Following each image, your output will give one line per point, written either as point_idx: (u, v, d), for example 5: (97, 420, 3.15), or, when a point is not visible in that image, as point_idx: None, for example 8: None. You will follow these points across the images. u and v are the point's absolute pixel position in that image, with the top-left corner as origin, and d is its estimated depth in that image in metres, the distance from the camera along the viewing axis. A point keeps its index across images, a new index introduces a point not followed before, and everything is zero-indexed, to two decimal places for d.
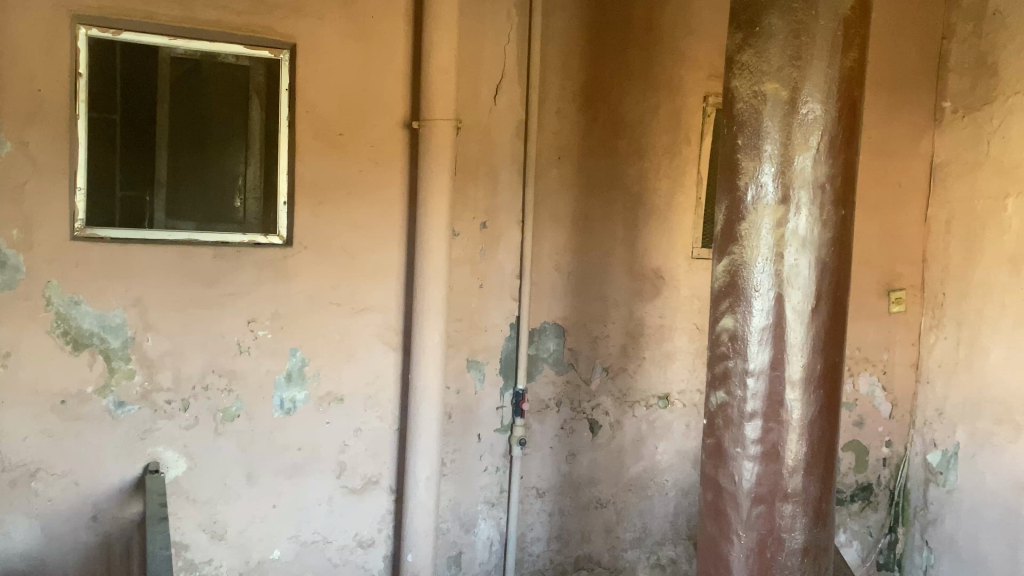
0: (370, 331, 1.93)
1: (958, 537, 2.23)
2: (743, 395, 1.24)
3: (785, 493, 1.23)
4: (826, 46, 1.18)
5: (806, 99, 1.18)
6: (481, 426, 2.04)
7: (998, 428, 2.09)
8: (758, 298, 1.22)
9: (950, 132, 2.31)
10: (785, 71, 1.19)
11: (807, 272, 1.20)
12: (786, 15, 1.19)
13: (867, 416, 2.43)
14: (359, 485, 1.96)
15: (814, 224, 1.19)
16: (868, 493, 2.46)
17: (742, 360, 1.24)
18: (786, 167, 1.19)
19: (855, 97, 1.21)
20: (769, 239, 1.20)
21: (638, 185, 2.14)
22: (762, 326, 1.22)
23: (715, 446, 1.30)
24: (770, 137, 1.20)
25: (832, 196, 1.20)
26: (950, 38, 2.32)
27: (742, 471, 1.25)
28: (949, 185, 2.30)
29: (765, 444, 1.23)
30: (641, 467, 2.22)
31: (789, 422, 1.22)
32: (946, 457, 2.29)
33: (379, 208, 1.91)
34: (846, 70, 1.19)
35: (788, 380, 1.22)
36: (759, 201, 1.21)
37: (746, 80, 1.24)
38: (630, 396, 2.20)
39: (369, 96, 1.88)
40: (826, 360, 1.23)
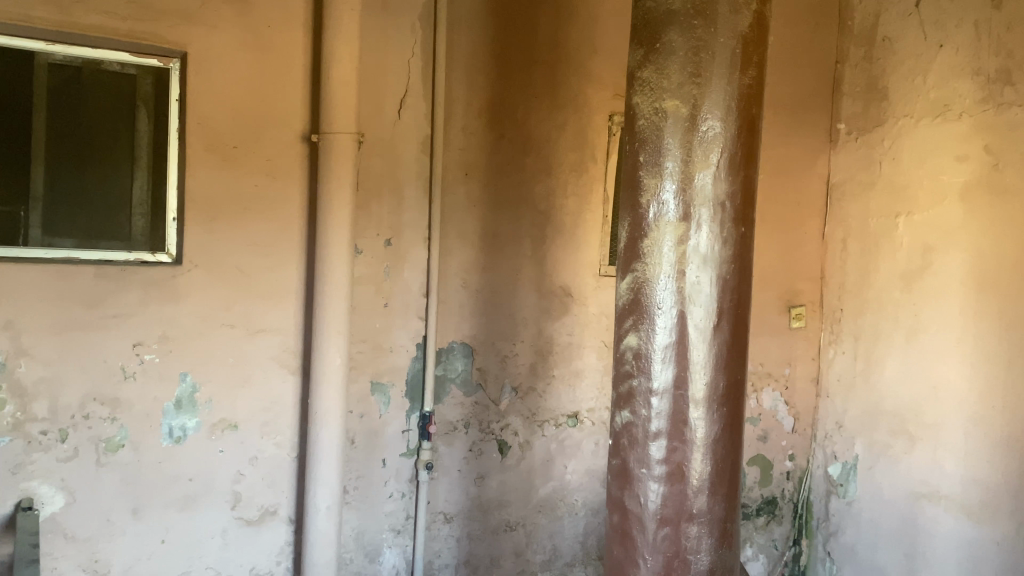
0: (267, 354, 1.85)
1: (858, 548, 2.28)
2: (647, 414, 1.23)
3: (690, 514, 1.21)
4: (726, 62, 1.18)
5: (705, 116, 1.18)
6: (385, 451, 1.98)
7: (894, 440, 2.15)
8: (661, 315, 1.21)
9: (845, 154, 2.37)
10: (685, 88, 1.19)
11: (709, 289, 1.19)
12: (686, 32, 1.18)
13: (771, 430, 2.47)
14: (256, 516, 1.86)
15: (714, 241, 1.19)
16: (773, 506, 2.50)
17: (646, 378, 1.23)
18: (687, 185, 1.19)
19: (754, 115, 1.21)
20: (671, 256, 1.20)
21: (545, 204, 2.12)
22: (665, 344, 1.21)
23: (620, 468, 1.28)
24: (671, 154, 1.20)
25: (732, 214, 1.20)
26: (844, 62, 2.39)
27: (647, 492, 1.23)
28: (845, 204, 2.37)
29: (669, 464, 1.21)
30: (551, 487, 2.18)
31: (693, 440, 1.21)
32: (846, 469, 2.34)
33: (276, 225, 1.84)
34: (746, 88, 1.19)
35: (691, 398, 1.21)
36: (660, 218, 1.21)
37: (647, 97, 1.23)
38: (539, 416, 2.16)
39: (266, 110, 1.81)
40: (729, 377, 1.23)
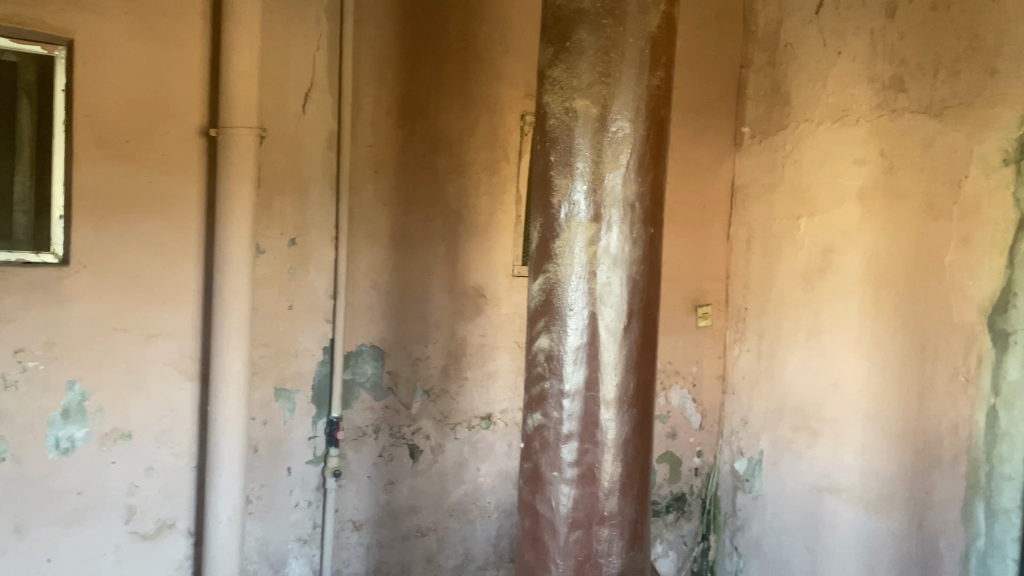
0: (163, 360, 1.76)
1: (763, 541, 2.33)
2: (559, 417, 1.21)
3: (601, 517, 1.21)
4: (635, 62, 1.18)
5: (615, 116, 1.17)
6: (290, 459, 1.91)
7: (797, 435, 2.21)
8: (572, 316, 1.19)
9: (749, 156, 2.42)
10: (595, 88, 1.18)
11: (619, 290, 1.19)
12: (595, 31, 1.18)
13: (679, 428, 2.50)
14: (152, 530, 1.78)
15: (624, 242, 1.19)
16: (682, 503, 2.54)
17: (558, 381, 1.21)
18: (597, 185, 1.18)
19: (663, 116, 1.21)
20: (583, 256, 1.19)
21: (457, 203, 2.08)
22: (577, 345, 1.20)
23: (532, 471, 1.26)
24: (581, 154, 1.19)
25: (642, 215, 1.20)
26: (748, 67, 2.44)
27: (558, 496, 1.22)
28: (750, 206, 2.42)
29: (580, 466, 1.20)
30: (463, 491, 2.15)
31: (604, 442, 1.20)
32: (752, 464, 2.39)
33: (172, 223, 1.75)
34: (655, 88, 1.19)
35: (602, 400, 1.20)
36: (571, 218, 1.19)
37: (557, 96, 1.21)
38: (451, 419, 2.12)
39: (161, 102, 1.72)
40: (639, 378, 1.22)
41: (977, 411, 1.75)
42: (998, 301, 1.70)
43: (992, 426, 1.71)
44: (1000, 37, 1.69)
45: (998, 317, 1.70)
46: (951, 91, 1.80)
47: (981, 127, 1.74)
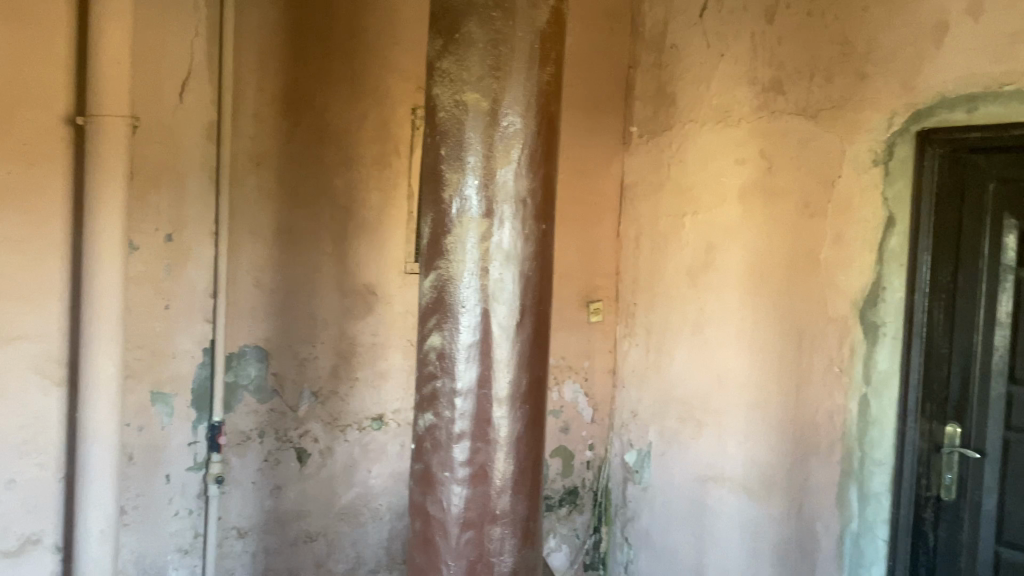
0: (24, 364, 1.64)
1: (653, 532, 2.38)
2: (451, 416, 1.19)
3: (493, 515, 1.20)
4: (525, 57, 1.17)
5: (506, 111, 1.16)
6: (169, 466, 1.82)
7: (683, 426, 2.27)
8: (465, 314, 1.17)
9: (637, 155, 2.44)
10: (485, 81, 1.16)
11: (512, 286, 1.18)
12: (485, 24, 1.16)
13: (572, 422, 2.50)
14: (15, 546, 1.65)
15: (516, 239, 1.18)
16: (574, 496, 2.52)
17: (450, 379, 1.19)
18: (489, 180, 1.17)
19: (553, 112, 1.21)
20: (475, 253, 1.17)
21: (346, 198, 2.02)
22: (469, 343, 1.18)
23: (423, 472, 1.23)
24: (472, 149, 1.17)
25: (533, 211, 1.19)
26: (636, 67, 2.45)
27: (450, 496, 1.19)
28: (638, 203, 2.44)
29: (472, 465, 1.19)
30: (353, 494, 2.10)
31: (497, 440, 1.19)
32: (640, 456, 2.42)
33: (32, 218, 1.63)
34: (545, 84, 1.19)
35: (495, 397, 1.19)
36: (463, 214, 1.17)
37: (447, 88, 1.19)
38: (340, 421, 2.07)
39: (18, 87, 1.59)
40: (531, 374, 1.22)
41: (851, 399, 1.88)
42: (870, 294, 1.84)
43: (864, 413, 1.86)
44: (871, 43, 1.83)
45: (869, 310, 1.85)
46: (825, 95, 1.92)
47: (854, 128, 1.86)
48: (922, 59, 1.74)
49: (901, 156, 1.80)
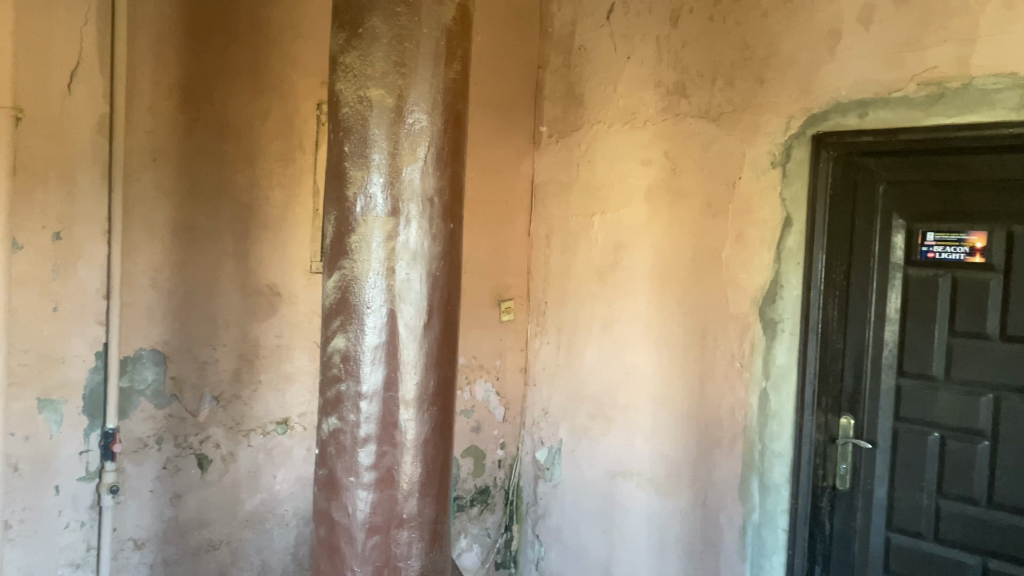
0: None
1: (563, 528, 2.40)
2: (356, 420, 1.17)
3: (400, 520, 1.18)
4: (431, 54, 1.15)
5: (411, 108, 1.15)
6: (58, 476, 1.71)
7: (592, 423, 2.29)
8: (370, 315, 1.15)
9: (547, 155, 2.44)
10: (390, 77, 1.14)
11: (419, 286, 1.16)
12: (390, 19, 1.14)
13: (483, 421, 2.43)
14: None
15: (424, 238, 1.16)
16: (486, 496, 2.46)
17: (355, 382, 1.17)
18: (394, 178, 1.15)
19: (459, 110, 1.20)
20: (380, 252, 1.15)
21: (247, 196, 1.96)
22: (375, 345, 1.16)
23: (327, 478, 1.21)
24: (377, 145, 1.15)
25: (440, 209, 1.18)
26: (545, 67, 2.46)
27: (356, 501, 1.17)
28: (548, 204, 2.44)
29: (379, 469, 1.17)
30: (258, 500, 2.05)
31: (403, 443, 1.17)
32: (551, 453, 2.43)
33: None
34: (451, 82, 1.18)
35: (401, 400, 1.17)
36: (368, 212, 1.15)
37: (350, 83, 1.16)
38: (243, 425, 2.01)
39: None
40: (439, 375, 1.20)
41: (751, 393, 1.94)
42: (768, 292, 1.90)
43: (764, 407, 1.92)
44: (769, 49, 1.89)
45: (768, 307, 1.91)
46: (726, 98, 1.97)
47: (754, 131, 1.92)
48: (817, 65, 1.82)
49: (797, 158, 1.86)
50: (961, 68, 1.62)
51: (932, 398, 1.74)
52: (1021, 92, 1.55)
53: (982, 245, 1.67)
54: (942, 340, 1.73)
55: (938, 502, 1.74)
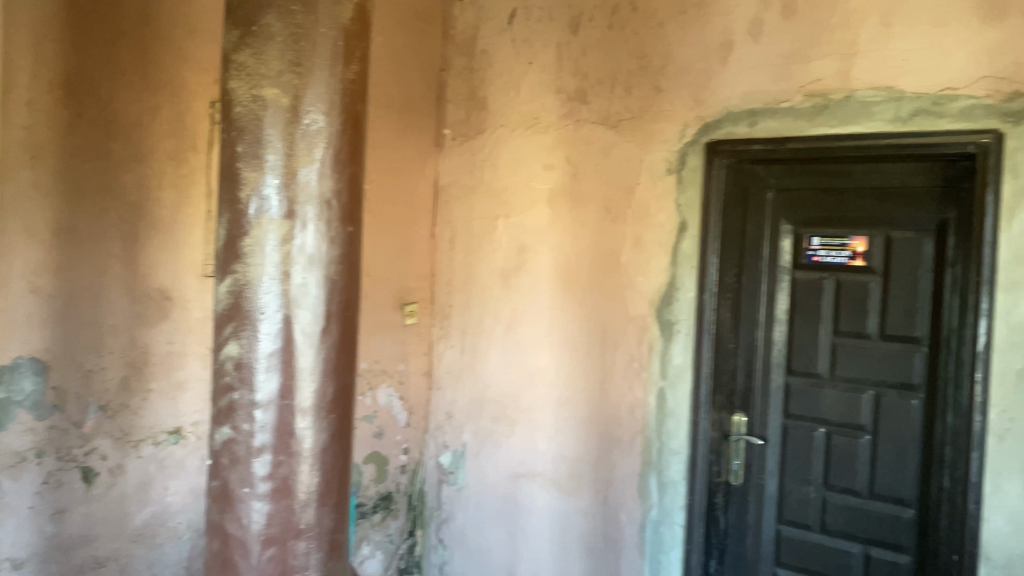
0: None
1: (467, 532, 2.35)
2: (250, 429, 1.13)
3: (297, 530, 1.15)
4: (328, 54, 1.13)
5: (308, 108, 1.12)
6: None
7: (497, 425, 2.26)
8: (265, 321, 1.12)
9: (450, 159, 2.36)
10: (285, 77, 1.11)
11: (316, 291, 1.14)
12: (285, 17, 1.11)
13: (386, 427, 2.31)
14: None
15: (321, 241, 1.14)
16: (388, 502, 2.35)
17: (249, 391, 1.13)
18: (290, 180, 1.12)
19: (358, 112, 1.18)
20: (275, 256, 1.12)
21: (135, 195, 1.81)
22: (270, 352, 1.13)
23: (220, 489, 1.16)
24: (272, 146, 1.12)
25: (338, 212, 1.16)
26: (448, 70, 2.37)
27: (251, 513, 1.14)
28: (452, 206, 2.36)
29: (274, 480, 1.14)
30: (148, 512, 1.89)
31: (301, 453, 1.15)
32: (456, 456, 2.36)
33: None
34: (349, 83, 1.16)
35: (297, 408, 1.14)
36: (262, 214, 1.12)
37: (243, 82, 1.13)
38: (132, 436, 1.85)
39: None
40: (338, 383, 1.18)
41: (650, 393, 1.98)
42: (664, 294, 1.96)
43: (661, 406, 1.97)
44: (665, 58, 1.95)
45: (665, 309, 1.96)
46: (624, 106, 2.01)
47: (652, 138, 1.97)
48: (710, 75, 1.88)
49: (692, 165, 1.92)
50: (843, 81, 1.71)
51: (818, 395, 1.89)
52: (896, 105, 1.65)
53: (864, 249, 1.83)
54: (826, 340, 1.88)
55: (824, 495, 1.88)
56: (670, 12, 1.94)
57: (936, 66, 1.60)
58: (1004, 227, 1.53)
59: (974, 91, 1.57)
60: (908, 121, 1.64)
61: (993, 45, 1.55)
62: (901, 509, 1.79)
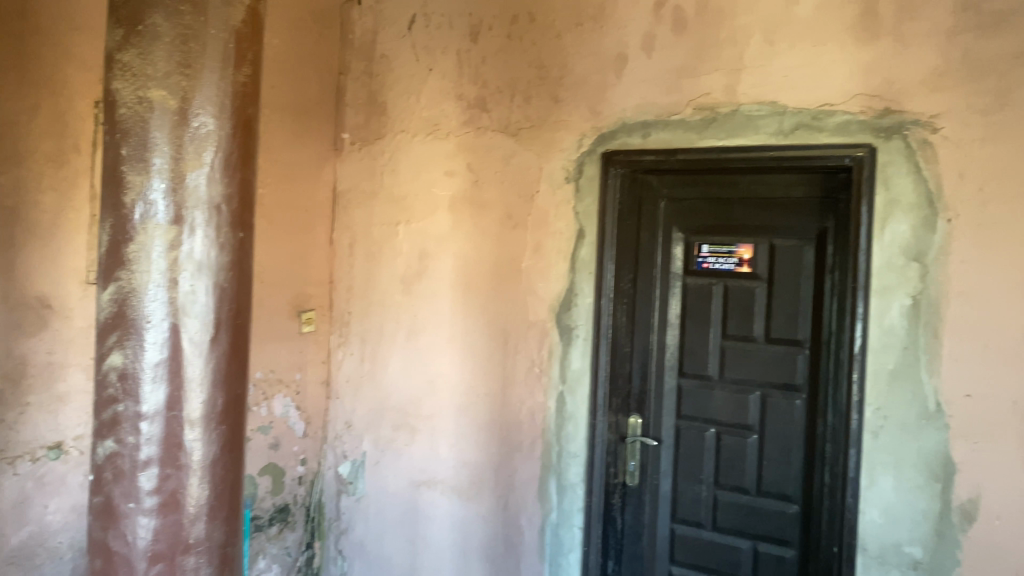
0: None
1: (367, 542, 2.30)
2: (136, 442, 1.10)
3: (186, 544, 1.12)
4: (217, 56, 1.10)
5: (196, 111, 1.09)
6: None
7: (397, 434, 2.23)
8: (151, 330, 1.09)
9: (350, 163, 2.30)
10: (173, 78, 1.08)
11: (205, 299, 1.11)
12: (172, 17, 1.08)
13: (282, 438, 2.23)
14: None
15: (210, 248, 1.11)
16: (285, 514, 2.27)
17: (134, 403, 1.10)
18: (178, 184, 1.09)
19: (249, 115, 1.16)
20: (162, 263, 1.09)
21: (12, 199, 1.69)
22: (157, 362, 1.09)
23: (103, 505, 1.12)
24: (158, 150, 1.08)
25: (229, 218, 1.13)
26: (346, 74, 2.30)
27: (136, 529, 1.10)
28: (352, 212, 2.30)
29: (162, 493, 1.10)
30: (26, 533, 1.76)
31: (190, 465, 1.11)
32: (355, 466, 2.31)
33: None
34: (241, 86, 1.13)
35: (186, 419, 1.11)
36: (148, 219, 1.08)
37: (128, 83, 1.09)
38: (8, 452, 1.72)
39: None
40: (228, 393, 1.15)
41: (549, 397, 2.01)
42: (563, 300, 1.99)
43: (560, 410, 2.00)
44: (563, 69, 1.99)
45: (564, 314, 2.00)
46: (524, 114, 2.04)
47: (551, 147, 2.00)
48: (606, 87, 1.93)
49: (589, 174, 1.96)
50: (730, 96, 1.78)
51: (709, 397, 1.96)
52: (779, 119, 1.73)
53: (750, 256, 1.91)
54: (715, 344, 1.95)
55: (715, 493, 1.95)
56: (567, 23, 1.98)
57: (815, 83, 1.69)
58: (877, 236, 1.63)
59: (849, 107, 1.66)
60: (790, 134, 1.72)
61: (867, 64, 1.64)
62: (786, 505, 1.87)
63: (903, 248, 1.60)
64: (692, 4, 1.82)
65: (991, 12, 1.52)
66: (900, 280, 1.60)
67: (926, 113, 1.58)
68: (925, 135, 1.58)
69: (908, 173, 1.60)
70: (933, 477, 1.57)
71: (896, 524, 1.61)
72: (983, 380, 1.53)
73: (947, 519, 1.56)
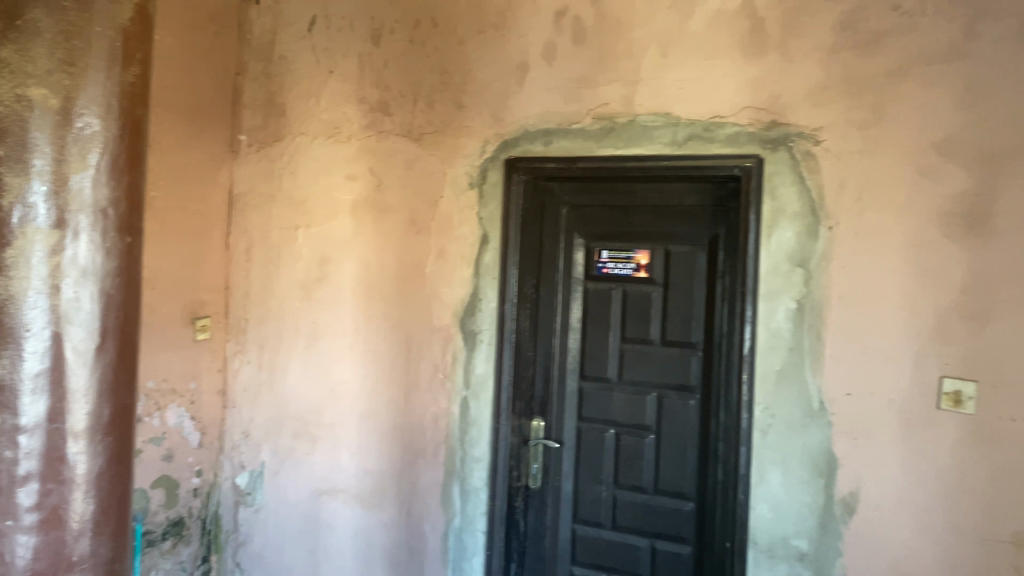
0: None
1: (267, 553, 2.25)
2: (13, 456, 0.96)
3: (69, 562, 1.00)
4: (104, 55, 1.00)
5: (80, 111, 0.98)
6: None
7: (297, 443, 2.18)
8: (31, 339, 0.96)
9: (247, 166, 2.24)
10: (55, 75, 0.96)
11: (90, 307, 1.00)
12: (54, 9, 0.96)
13: (176, 449, 2.16)
14: None
15: (95, 253, 1.00)
16: (180, 527, 2.19)
17: (9, 415, 0.95)
18: (61, 187, 0.97)
19: (137, 115, 1.05)
20: (43, 269, 0.96)
21: None
22: (37, 372, 0.96)
23: None
24: (39, 150, 0.95)
25: (116, 222, 1.03)
26: (244, 75, 2.25)
27: (12, 551, 0.96)
28: (250, 216, 2.24)
29: (43, 510, 0.98)
30: None
31: (74, 480, 1.00)
32: (253, 477, 2.25)
33: None
34: (129, 88, 1.03)
35: (70, 430, 0.99)
36: (26, 224, 0.95)
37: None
38: None
39: None
40: (114, 404, 1.05)
41: (453, 402, 2.02)
42: (467, 306, 2.00)
43: (464, 415, 2.01)
44: (466, 75, 2.00)
45: (468, 319, 2.00)
46: (427, 120, 2.04)
47: (453, 152, 2.01)
48: (508, 94, 1.96)
49: (492, 180, 1.98)
50: (627, 106, 1.84)
51: (608, 398, 2.01)
52: (673, 130, 1.79)
53: (647, 261, 1.98)
54: (615, 347, 2.01)
55: (614, 492, 2.00)
56: (470, 30, 1.99)
57: (707, 95, 1.76)
58: (764, 243, 1.70)
59: (738, 119, 1.73)
60: (683, 145, 1.79)
61: (754, 78, 1.71)
62: (682, 503, 1.93)
63: (788, 254, 1.68)
64: (590, 15, 1.86)
65: (867, 32, 1.61)
66: (786, 285, 1.68)
67: (809, 126, 1.67)
68: (808, 147, 1.67)
69: (793, 183, 1.68)
70: (817, 471, 1.65)
71: (784, 518, 1.68)
72: (861, 379, 1.62)
73: (830, 512, 1.64)
